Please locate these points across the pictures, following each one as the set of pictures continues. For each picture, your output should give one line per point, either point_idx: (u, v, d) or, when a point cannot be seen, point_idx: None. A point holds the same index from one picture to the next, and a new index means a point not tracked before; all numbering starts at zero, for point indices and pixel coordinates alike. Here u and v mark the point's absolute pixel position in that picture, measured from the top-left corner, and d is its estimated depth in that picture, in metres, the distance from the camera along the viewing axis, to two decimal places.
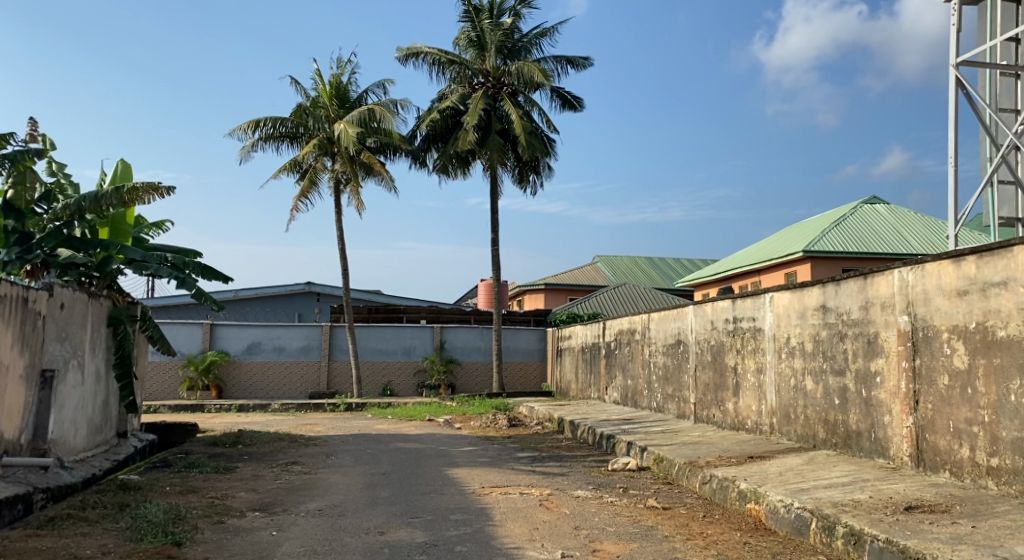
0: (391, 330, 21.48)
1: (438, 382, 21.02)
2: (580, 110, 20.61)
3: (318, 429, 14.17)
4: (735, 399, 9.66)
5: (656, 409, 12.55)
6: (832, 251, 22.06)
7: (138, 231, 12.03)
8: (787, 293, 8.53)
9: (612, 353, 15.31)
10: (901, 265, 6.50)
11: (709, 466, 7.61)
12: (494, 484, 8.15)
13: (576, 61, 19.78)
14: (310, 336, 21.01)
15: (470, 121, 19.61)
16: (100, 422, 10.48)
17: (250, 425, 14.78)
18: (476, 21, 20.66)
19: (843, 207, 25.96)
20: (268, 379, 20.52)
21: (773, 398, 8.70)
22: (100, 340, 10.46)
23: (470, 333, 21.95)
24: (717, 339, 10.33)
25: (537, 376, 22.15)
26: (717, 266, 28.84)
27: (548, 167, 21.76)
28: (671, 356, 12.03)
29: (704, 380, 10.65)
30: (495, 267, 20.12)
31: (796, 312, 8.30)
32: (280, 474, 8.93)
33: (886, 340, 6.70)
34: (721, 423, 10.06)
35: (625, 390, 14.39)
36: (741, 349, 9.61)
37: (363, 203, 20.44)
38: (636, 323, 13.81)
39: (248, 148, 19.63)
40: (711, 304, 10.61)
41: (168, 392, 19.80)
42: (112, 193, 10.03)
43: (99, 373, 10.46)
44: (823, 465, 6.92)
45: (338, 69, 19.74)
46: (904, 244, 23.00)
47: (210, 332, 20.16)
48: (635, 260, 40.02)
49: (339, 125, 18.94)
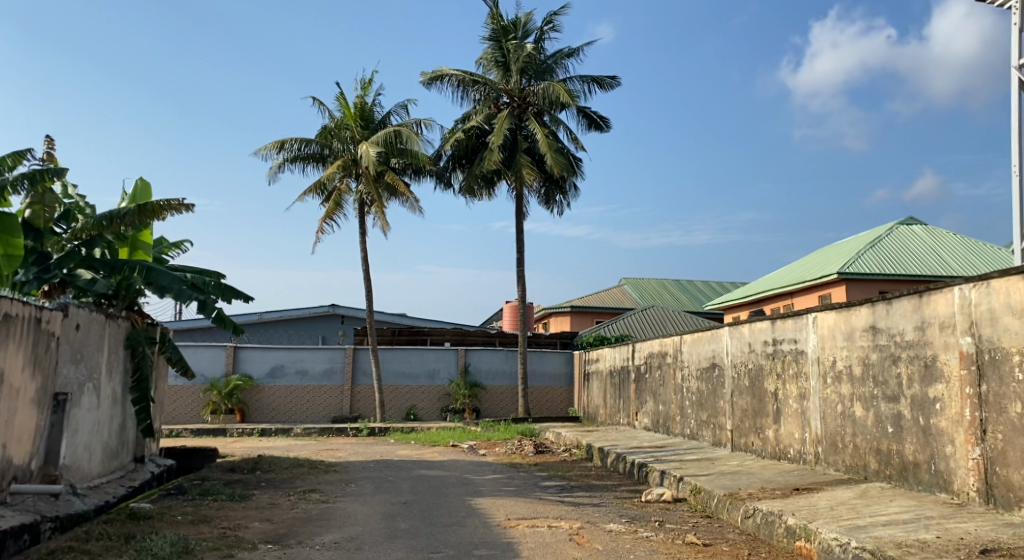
0: (415, 353, 21.13)
1: (463, 406, 20.59)
2: (607, 130, 20.28)
3: (339, 455, 13.80)
4: (776, 426, 9.12)
5: (690, 436, 12.00)
6: (868, 273, 21.42)
7: (157, 252, 11.82)
8: (832, 313, 8.03)
9: (642, 377, 14.78)
10: (963, 282, 6.01)
11: (752, 499, 7.09)
12: (521, 516, 7.70)
13: (602, 82, 19.47)
14: (333, 359, 20.69)
15: (495, 141, 19.37)
16: (116, 447, 10.21)
17: (271, 450, 14.43)
18: (502, 41, 20.46)
19: (879, 227, 25.32)
20: (291, 403, 20.24)
21: (818, 425, 8.17)
22: (117, 362, 10.21)
23: (495, 356, 21.56)
24: (756, 362, 9.81)
25: (563, 401, 21.59)
26: (749, 288, 28.16)
27: (575, 187, 21.46)
28: (705, 381, 11.51)
29: (742, 406, 10.12)
30: (521, 288, 19.73)
31: (842, 333, 7.78)
32: (297, 503, 8.54)
33: (946, 364, 6.18)
34: (760, 452, 9.51)
35: (656, 415, 13.85)
36: (782, 374, 9.09)
37: (388, 224, 20.22)
38: (668, 346, 13.30)
39: (275, 170, 19.54)
40: (748, 325, 10.11)
41: (190, 415, 19.59)
42: (134, 212, 9.84)
43: (116, 397, 10.23)
44: (878, 499, 6.38)
45: (362, 90, 19.64)
46: (944, 266, 22.26)
47: (233, 355, 20.02)
48: (662, 282, 39.44)
49: (364, 146, 18.77)
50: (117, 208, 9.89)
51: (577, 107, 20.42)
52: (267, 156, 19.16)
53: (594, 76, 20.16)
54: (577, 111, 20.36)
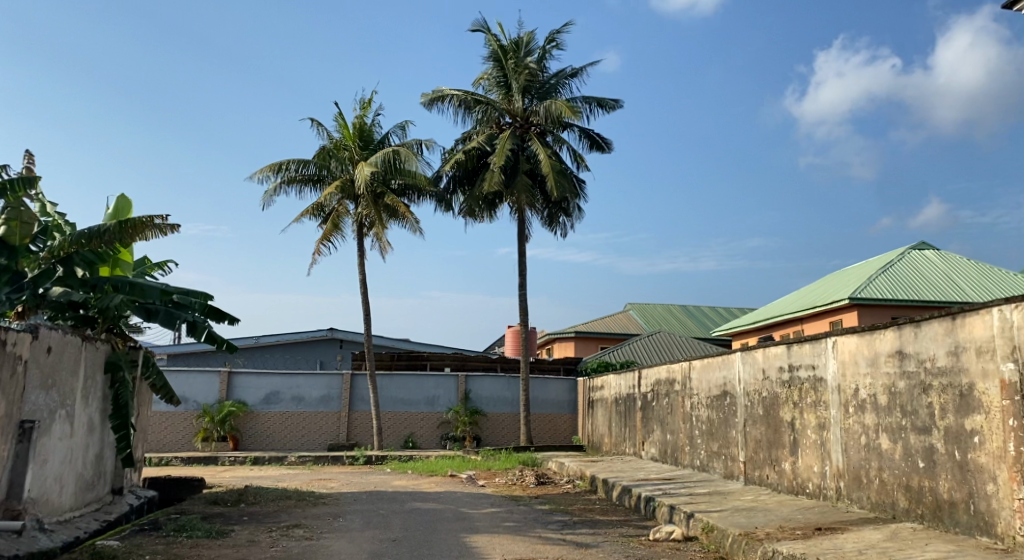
0: (414, 379, 20.55)
1: (463, 434, 19.99)
2: (609, 152, 19.84)
3: (331, 486, 13.18)
4: (793, 458, 8.52)
5: (700, 468, 11.37)
6: (880, 299, 20.85)
7: (140, 272, 11.40)
8: (853, 336, 7.46)
9: (648, 405, 14.18)
10: (1003, 302, 5.46)
11: (770, 539, 6.48)
12: (518, 556, 7.09)
13: (605, 103, 19.05)
14: (330, 385, 20.11)
15: (497, 161, 18.97)
16: (92, 478, 9.65)
17: (260, 480, 13.82)
18: (504, 62, 20.17)
19: (890, 252, 24.78)
20: (287, 430, 19.65)
21: (839, 458, 7.58)
22: (94, 388, 9.67)
23: (497, 383, 20.97)
24: (770, 390, 9.23)
25: (567, 429, 20.93)
26: (757, 314, 27.56)
27: (579, 209, 20.97)
28: (716, 409, 10.92)
29: (756, 437, 9.53)
30: (523, 312, 19.18)
31: (865, 359, 7.20)
32: (278, 540, 7.95)
33: (985, 393, 5.62)
34: (776, 486, 8.90)
35: (664, 445, 13.22)
36: (799, 403, 8.50)
37: (388, 245, 19.80)
38: (676, 372, 12.72)
39: (270, 192, 19.14)
40: (762, 350, 9.54)
41: (181, 443, 19.00)
42: (115, 229, 9.38)
43: (93, 424, 9.67)
44: (912, 542, 5.77)
45: (362, 111, 19.30)
46: (958, 292, 21.67)
47: (227, 381, 19.49)
48: (669, 307, 38.88)
49: (361, 167, 18.34)
50: (97, 225, 9.45)
51: (580, 128, 20.04)
52: (264, 178, 18.80)
53: (597, 96, 19.77)
54: (580, 131, 19.96)
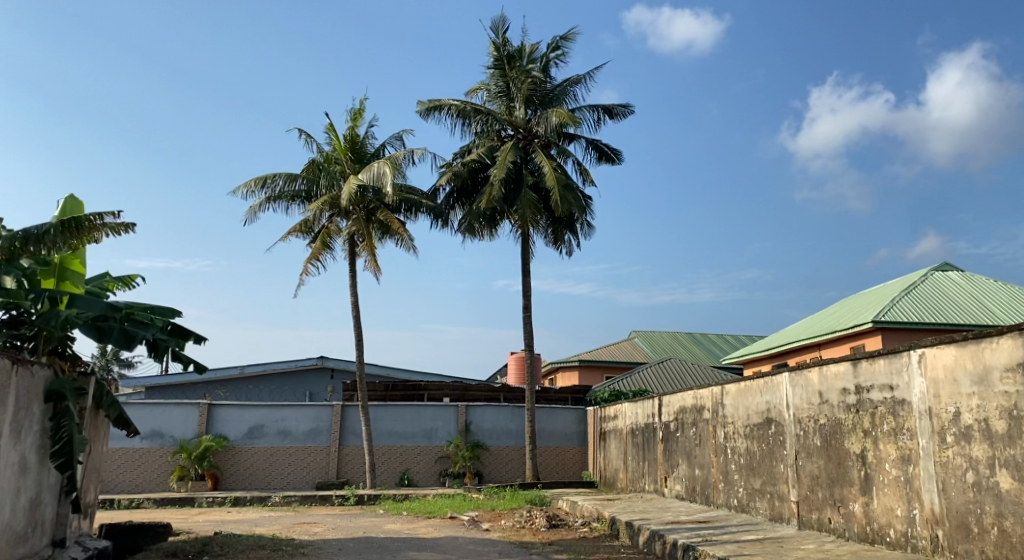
0: (411, 410, 18.99)
1: (462, 470, 18.42)
2: (619, 163, 18.53)
3: (314, 531, 11.59)
4: (865, 498, 7.05)
5: (738, 508, 9.87)
6: (906, 321, 19.43)
7: (99, 288, 10.03)
8: (949, 349, 6.03)
9: (672, 437, 12.67)
10: None
11: None
12: None
13: (614, 111, 17.81)
14: (319, 417, 18.53)
15: (496, 174, 17.73)
16: (24, 529, 8.09)
17: (235, 526, 12.17)
18: (505, 71, 18.90)
19: (912, 274, 23.38)
20: (271, 467, 18.04)
21: (933, 500, 6.10)
22: (30, 421, 8.15)
23: (499, 413, 19.44)
24: (831, 417, 7.76)
25: (575, 464, 19.36)
26: (772, 340, 26.08)
27: (587, 226, 19.58)
28: (758, 439, 9.43)
29: (812, 472, 8.04)
30: (528, 335, 17.71)
31: (970, 376, 5.77)
32: None
33: None
34: (842, 533, 7.40)
35: (691, 482, 11.71)
36: (873, 431, 7.02)
37: (378, 266, 18.34)
38: (705, 399, 11.25)
39: (255, 209, 17.80)
40: (818, 370, 8.07)
41: (156, 482, 17.40)
42: (56, 232, 8.01)
43: (27, 465, 8.10)
44: None
45: (353, 122, 18.04)
46: (989, 314, 20.25)
47: (206, 414, 17.96)
48: (675, 335, 37.38)
49: (349, 182, 17.05)
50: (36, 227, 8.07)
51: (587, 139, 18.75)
52: (247, 194, 17.46)
53: (605, 106, 18.56)
54: (586, 143, 18.66)
